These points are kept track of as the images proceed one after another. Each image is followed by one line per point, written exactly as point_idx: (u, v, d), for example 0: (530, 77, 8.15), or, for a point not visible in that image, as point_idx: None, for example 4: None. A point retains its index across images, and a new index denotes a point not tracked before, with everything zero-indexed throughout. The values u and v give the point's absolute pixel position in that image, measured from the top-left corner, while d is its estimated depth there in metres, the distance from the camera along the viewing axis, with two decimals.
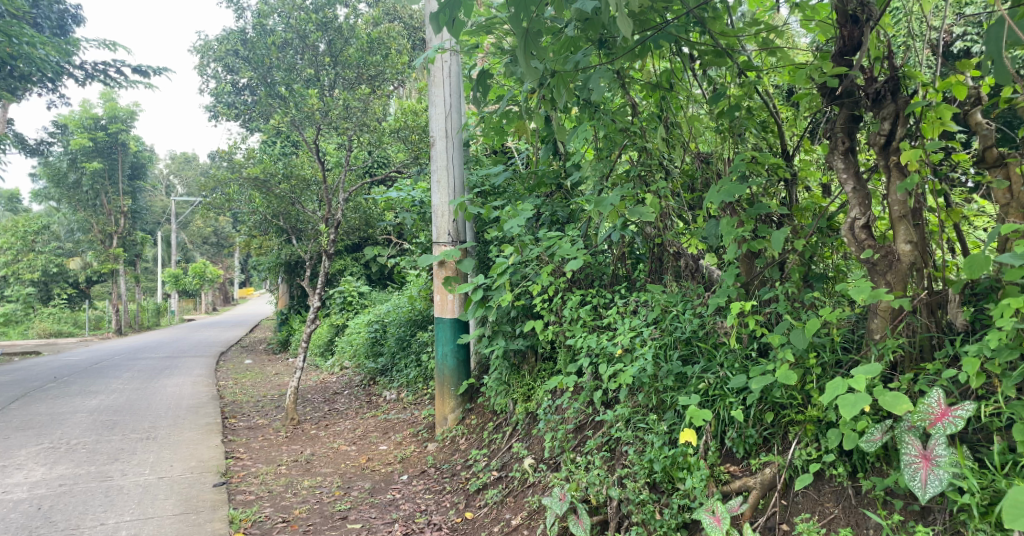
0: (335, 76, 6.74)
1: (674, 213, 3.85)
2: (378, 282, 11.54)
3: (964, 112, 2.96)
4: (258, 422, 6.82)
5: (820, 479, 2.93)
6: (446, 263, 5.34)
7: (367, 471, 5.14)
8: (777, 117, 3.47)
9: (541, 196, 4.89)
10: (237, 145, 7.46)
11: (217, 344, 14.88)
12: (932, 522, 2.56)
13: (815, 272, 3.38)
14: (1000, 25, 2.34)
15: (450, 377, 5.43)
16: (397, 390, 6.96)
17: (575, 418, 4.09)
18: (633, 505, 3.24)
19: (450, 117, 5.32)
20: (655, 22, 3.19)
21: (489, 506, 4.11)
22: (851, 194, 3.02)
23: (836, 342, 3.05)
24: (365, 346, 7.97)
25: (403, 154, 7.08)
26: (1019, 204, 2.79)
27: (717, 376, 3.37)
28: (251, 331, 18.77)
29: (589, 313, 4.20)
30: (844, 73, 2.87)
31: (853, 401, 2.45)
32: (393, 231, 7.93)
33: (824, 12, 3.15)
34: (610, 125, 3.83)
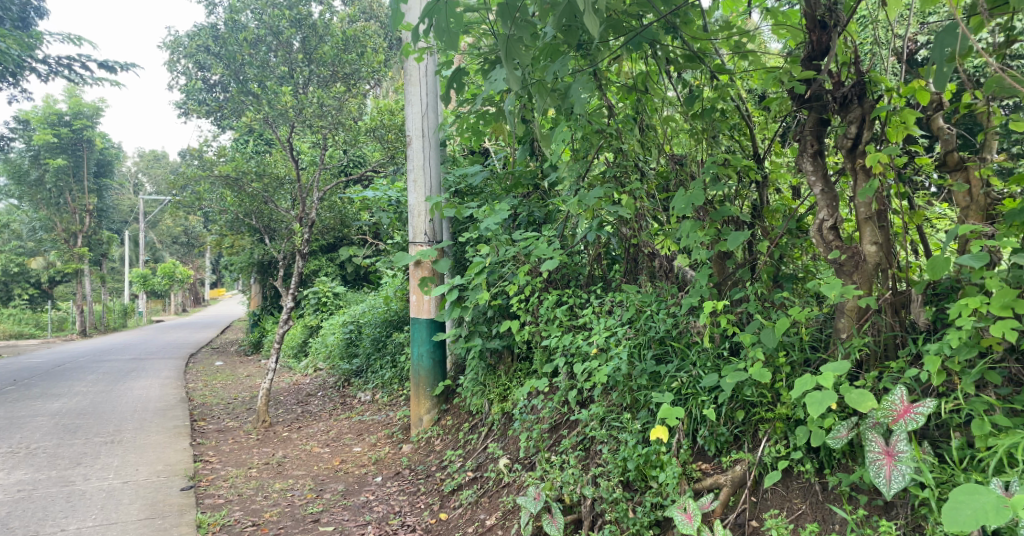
0: (309, 73, 6.68)
1: (649, 214, 3.90)
2: (353, 282, 11.43)
3: (927, 117, 3.10)
4: (228, 425, 6.70)
5: (788, 475, 3.01)
6: (421, 263, 5.31)
7: (340, 473, 5.10)
8: (749, 120, 3.54)
9: (518, 196, 4.90)
10: (208, 142, 7.34)
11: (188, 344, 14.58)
12: (895, 517, 2.64)
13: (784, 273, 3.47)
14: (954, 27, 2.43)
15: (426, 377, 5.41)
16: (372, 391, 6.90)
17: (551, 418, 4.11)
18: (606, 503, 3.29)
19: (426, 116, 5.31)
20: (631, 26, 3.25)
21: (463, 507, 4.12)
22: (819, 196, 3.11)
23: (804, 342, 3.13)
24: (339, 347, 7.89)
25: (378, 153, 7.07)
26: (978, 206, 2.96)
27: (690, 375, 3.43)
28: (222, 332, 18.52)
29: (564, 313, 4.24)
30: (812, 78, 2.98)
31: (819, 399, 2.54)
32: (368, 230, 7.87)
33: (794, 18, 3.23)
34: (587, 126, 3.83)
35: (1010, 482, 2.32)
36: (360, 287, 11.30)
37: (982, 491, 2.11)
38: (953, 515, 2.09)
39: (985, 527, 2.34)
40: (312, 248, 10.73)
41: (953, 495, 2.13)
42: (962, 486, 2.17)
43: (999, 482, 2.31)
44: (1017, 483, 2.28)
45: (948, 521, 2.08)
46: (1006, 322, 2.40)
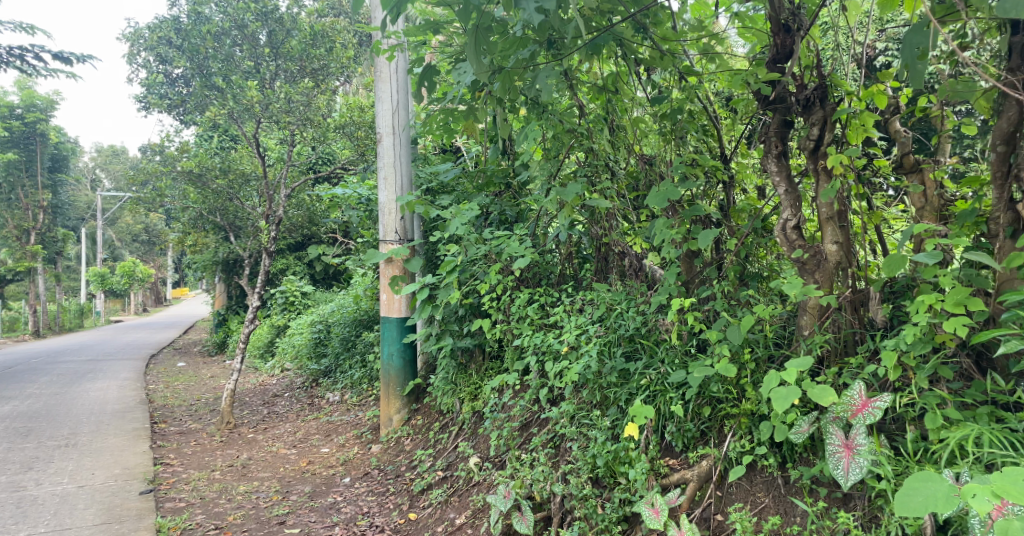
0: (276, 69, 6.54)
1: (620, 214, 3.95)
2: (322, 282, 11.25)
3: (885, 120, 3.24)
4: (191, 427, 6.55)
5: (752, 469, 3.08)
6: (392, 262, 5.27)
7: (307, 475, 5.03)
8: (716, 121, 3.60)
9: (490, 195, 4.90)
10: (170, 138, 7.15)
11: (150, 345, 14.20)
12: (853, 508, 2.72)
13: (750, 272, 3.54)
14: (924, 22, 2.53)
15: (396, 377, 5.36)
16: (341, 392, 6.82)
17: (522, 416, 4.12)
18: (576, 500, 3.32)
19: (397, 113, 5.27)
20: (602, 24, 3.27)
21: (433, 506, 4.10)
22: (783, 196, 3.19)
23: (768, 338, 3.21)
24: (307, 347, 7.75)
25: (348, 151, 6.99)
26: (932, 207, 3.08)
27: (659, 371, 3.49)
28: (186, 332, 18.08)
29: (536, 311, 4.25)
30: (777, 79, 3.04)
31: (783, 394, 2.62)
32: (338, 229, 7.76)
33: (759, 22, 3.32)
34: (559, 125, 3.86)
35: (960, 473, 2.41)
36: (329, 287, 11.14)
37: (934, 478, 2.18)
38: (905, 500, 2.16)
39: (936, 516, 2.42)
40: (279, 246, 10.54)
41: (906, 483, 2.20)
42: (916, 475, 2.24)
43: (950, 472, 2.40)
44: (967, 474, 2.37)
45: (900, 507, 2.15)
46: (959, 319, 2.50)
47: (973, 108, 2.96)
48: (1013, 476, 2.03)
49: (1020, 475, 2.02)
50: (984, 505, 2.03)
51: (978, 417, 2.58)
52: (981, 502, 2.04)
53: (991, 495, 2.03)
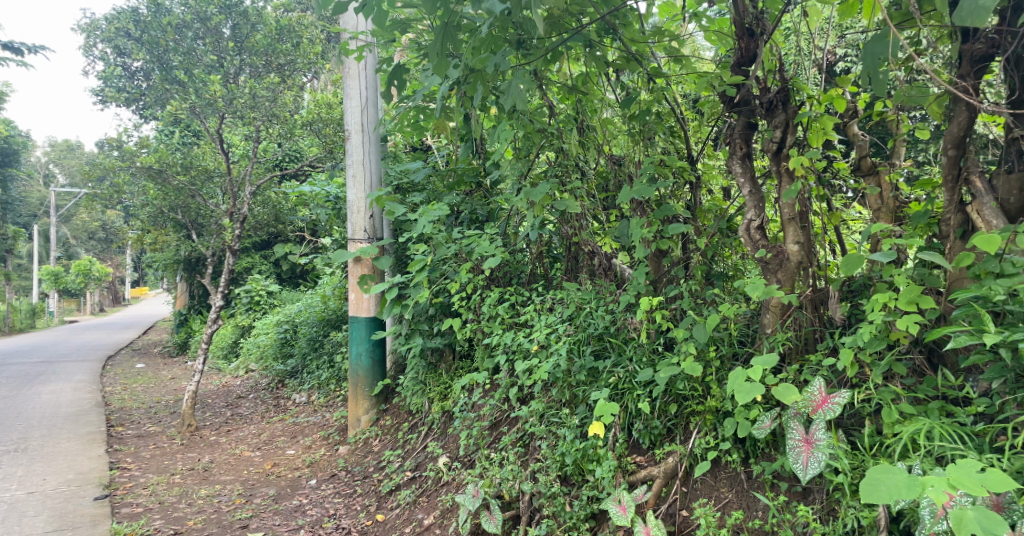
0: (241, 63, 6.41)
1: (589, 213, 3.98)
2: (289, 281, 11.05)
3: (843, 123, 3.36)
4: (150, 430, 6.37)
5: (716, 465, 3.14)
6: (361, 260, 5.21)
7: (272, 477, 4.94)
8: (683, 122, 3.66)
9: (461, 194, 4.88)
10: (128, 132, 6.95)
11: (108, 345, 13.78)
12: (813, 501, 2.80)
13: (715, 271, 3.61)
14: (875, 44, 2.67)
15: (365, 377, 5.30)
16: (308, 393, 6.71)
17: (491, 415, 4.13)
18: (544, 498, 3.34)
19: (366, 111, 5.20)
20: (570, 26, 3.29)
21: (401, 507, 4.08)
22: (747, 197, 3.26)
23: (733, 336, 3.28)
24: (272, 347, 7.61)
25: (315, 148, 6.89)
26: (888, 209, 3.20)
27: (627, 369, 3.53)
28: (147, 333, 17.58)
29: (506, 311, 4.26)
30: (741, 82, 3.12)
31: (749, 389, 2.69)
32: (306, 226, 7.63)
33: (724, 26, 3.39)
34: (529, 125, 3.88)
35: (912, 465, 2.49)
36: (295, 286, 10.96)
37: (896, 470, 2.25)
38: (869, 490, 2.21)
39: (890, 508, 2.50)
40: (244, 245, 10.32)
41: (870, 473, 2.26)
42: (879, 467, 2.30)
43: (903, 464, 2.48)
44: (919, 466, 2.46)
45: (865, 496, 2.20)
46: (913, 317, 2.59)
47: (925, 112, 3.06)
48: (967, 468, 2.16)
49: (972, 466, 2.15)
50: (941, 494, 2.14)
51: (929, 412, 2.67)
52: (938, 492, 2.16)
53: (948, 485, 2.15)
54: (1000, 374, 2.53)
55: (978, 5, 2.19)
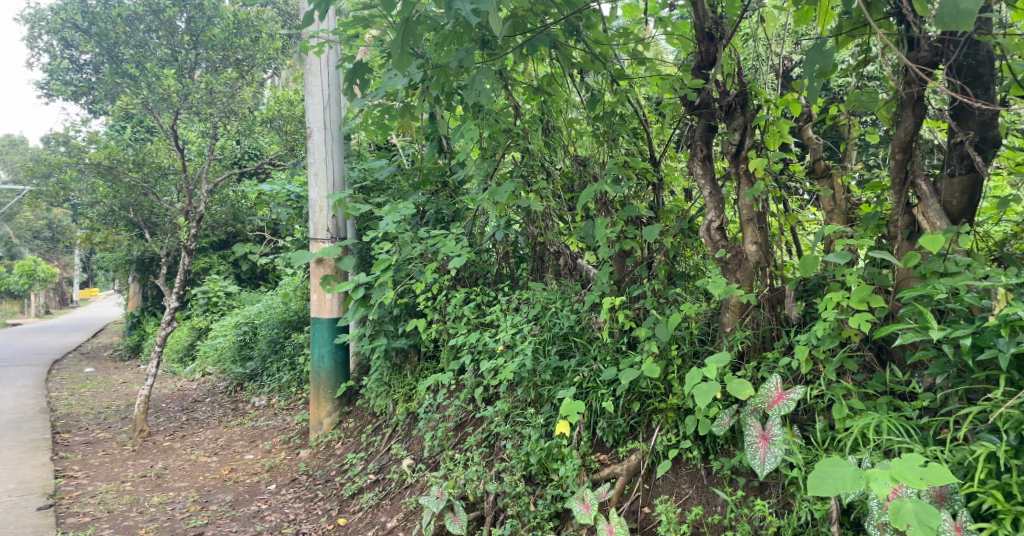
0: (196, 58, 6.22)
1: (555, 214, 4.01)
2: (248, 282, 10.79)
3: (799, 127, 3.46)
4: (99, 436, 6.13)
5: (678, 462, 3.20)
6: (323, 261, 5.11)
7: (228, 483, 4.81)
8: (646, 124, 3.72)
9: (426, 193, 4.85)
10: (76, 127, 6.68)
11: (55, 349, 13.23)
12: (769, 496, 2.88)
13: (677, 271, 3.66)
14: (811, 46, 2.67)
15: (327, 379, 5.20)
16: (268, 396, 6.56)
17: (456, 416, 4.11)
18: (509, 498, 3.34)
19: (328, 108, 5.11)
20: (536, 26, 3.30)
21: (364, 511, 4.03)
22: (708, 198, 3.33)
23: (694, 335, 3.34)
24: (231, 350, 7.41)
25: (276, 145, 7.01)
26: (840, 210, 3.31)
27: (591, 368, 3.56)
28: (97, 336, 16.93)
29: (472, 311, 4.25)
30: (701, 85, 3.17)
31: (705, 390, 2.75)
32: (266, 226, 7.46)
33: (685, 30, 3.45)
34: (495, 125, 3.86)
35: (862, 459, 2.58)
36: (255, 287, 10.72)
37: (844, 463, 2.29)
38: (818, 483, 2.25)
39: (841, 501, 2.58)
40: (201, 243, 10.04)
41: (818, 467, 2.30)
42: (827, 460, 2.34)
43: (854, 458, 2.57)
44: (868, 460, 2.55)
45: (813, 489, 2.25)
46: (863, 315, 2.69)
47: (875, 118, 3.18)
48: (910, 462, 2.22)
49: (916, 460, 2.20)
50: (883, 488, 2.20)
51: (878, 406, 2.77)
52: (881, 485, 2.21)
53: (890, 479, 2.20)
54: (943, 370, 2.63)
55: (958, 9, 2.17)
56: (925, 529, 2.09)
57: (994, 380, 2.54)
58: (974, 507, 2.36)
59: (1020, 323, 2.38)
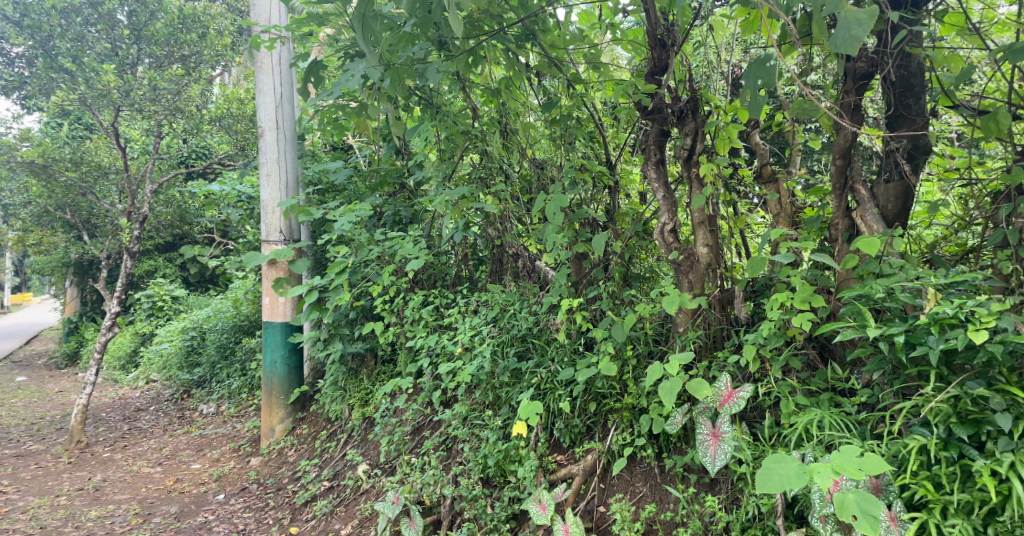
0: (139, 53, 5.96)
1: (513, 216, 4.03)
2: (197, 285, 10.45)
3: (747, 133, 3.57)
4: (32, 448, 5.80)
5: (632, 461, 3.25)
6: (276, 263, 4.99)
7: (173, 494, 4.63)
8: (602, 128, 3.78)
9: (383, 195, 4.79)
10: (6, 123, 6.32)
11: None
12: (719, 491, 2.95)
13: (633, 273, 3.72)
14: (749, 65, 2.81)
15: (280, 384, 5.07)
16: (216, 403, 6.35)
17: (413, 420, 4.06)
18: (466, 501, 3.33)
19: (281, 107, 4.99)
20: (493, 29, 3.32)
21: (317, 518, 3.94)
22: (661, 201, 3.41)
23: (649, 335, 3.41)
24: (177, 356, 7.14)
25: (225, 144, 6.81)
26: (786, 214, 3.42)
27: (549, 370, 3.59)
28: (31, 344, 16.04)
29: (430, 313, 4.22)
30: (654, 90, 3.24)
31: (670, 388, 2.80)
32: (215, 228, 7.23)
33: (638, 35, 3.48)
34: (452, 126, 3.92)
35: (805, 454, 2.69)
36: (204, 291, 10.38)
37: (789, 458, 2.39)
38: (766, 479, 2.33)
39: (786, 494, 2.68)
40: (145, 245, 9.65)
41: (765, 463, 2.40)
42: (773, 455, 2.44)
43: (798, 453, 2.67)
44: (811, 454, 2.65)
45: (761, 485, 2.32)
46: (806, 314, 2.79)
47: (819, 125, 3.29)
48: (848, 454, 2.32)
49: (854, 452, 2.31)
50: (826, 480, 2.29)
51: (821, 402, 2.88)
52: (824, 478, 2.30)
53: (832, 471, 2.30)
54: (879, 366, 2.74)
55: (850, 33, 2.20)
56: (869, 519, 2.20)
57: (926, 375, 2.68)
58: (907, 498, 2.48)
59: (948, 321, 2.52)
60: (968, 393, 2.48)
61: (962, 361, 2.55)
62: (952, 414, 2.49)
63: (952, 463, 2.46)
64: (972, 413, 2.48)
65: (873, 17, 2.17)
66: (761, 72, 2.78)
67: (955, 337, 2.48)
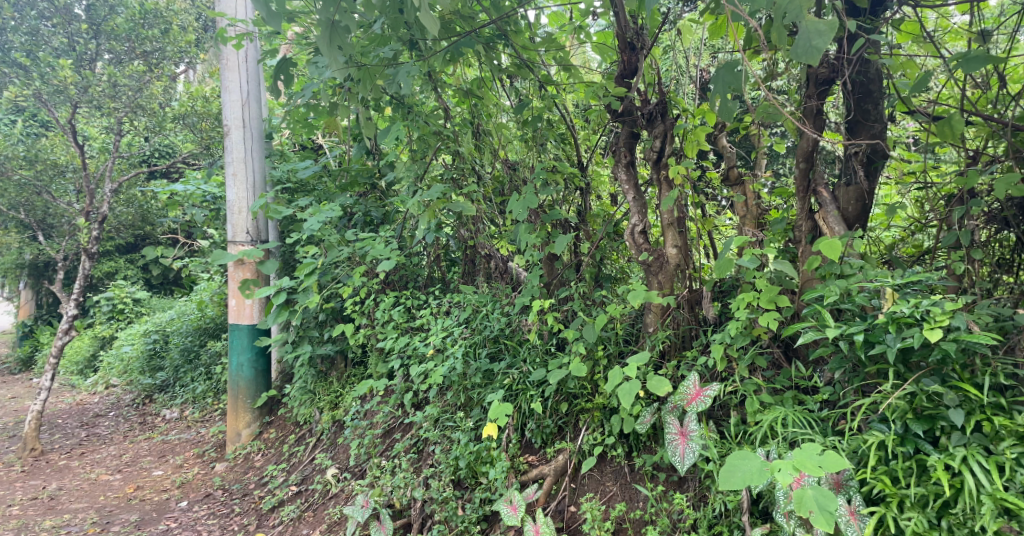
0: (98, 48, 5.81)
1: (486, 217, 4.02)
2: (160, 288, 10.18)
3: (715, 136, 3.63)
4: None
5: (603, 460, 3.27)
6: (243, 264, 4.88)
7: (133, 502, 4.49)
8: (574, 130, 3.80)
9: (354, 195, 4.73)
10: None
11: None
12: (687, 489, 2.99)
13: (604, 274, 3.75)
14: (715, 72, 2.88)
15: (247, 388, 4.96)
16: (180, 407, 6.19)
17: (384, 423, 4.02)
18: (436, 503, 3.31)
19: (247, 105, 4.88)
20: (465, 30, 3.31)
21: (284, 524, 3.86)
22: (631, 203, 3.44)
23: (619, 336, 3.43)
24: (139, 360, 6.94)
25: (190, 143, 6.63)
26: (752, 215, 3.49)
27: (521, 371, 3.59)
28: None
29: (401, 314, 4.18)
30: (625, 93, 3.28)
31: (628, 389, 2.83)
32: (179, 229, 7.06)
33: (609, 39, 3.50)
34: (423, 127, 3.87)
35: (769, 451, 2.74)
36: (168, 293, 10.13)
37: (752, 455, 2.41)
38: (727, 477, 2.38)
39: (751, 491, 2.72)
40: (105, 246, 9.37)
41: (729, 460, 2.43)
42: (737, 453, 2.47)
43: (762, 450, 2.72)
44: (775, 451, 2.70)
45: (722, 484, 2.37)
46: (771, 314, 2.85)
47: (783, 129, 3.34)
48: (808, 450, 2.36)
49: (814, 449, 2.34)
50: (788, 477, 2.32)
51: (785, 400, 2.93)
52: (785, 475, 2.33)
53: (793, 468, 2.33)
54: (840, 364, 2.81)
55: (811, 44, 2.21)
56: (825, 515, 2.24)
57: (884, 372, 2.75)
58: (866, 492, 2.54)
59: (904, 320, 2.60)
60: (924, 390, 2.56)
61: (918, 359, 2.63)
62: (909, 410, 2.57)
63: (908, 457, 2.53)
64: (927, 409, 2.56)
65: (833, 28, 2.19)
66: (728, 77, 2.84)
67: (911, 336, 2.56)
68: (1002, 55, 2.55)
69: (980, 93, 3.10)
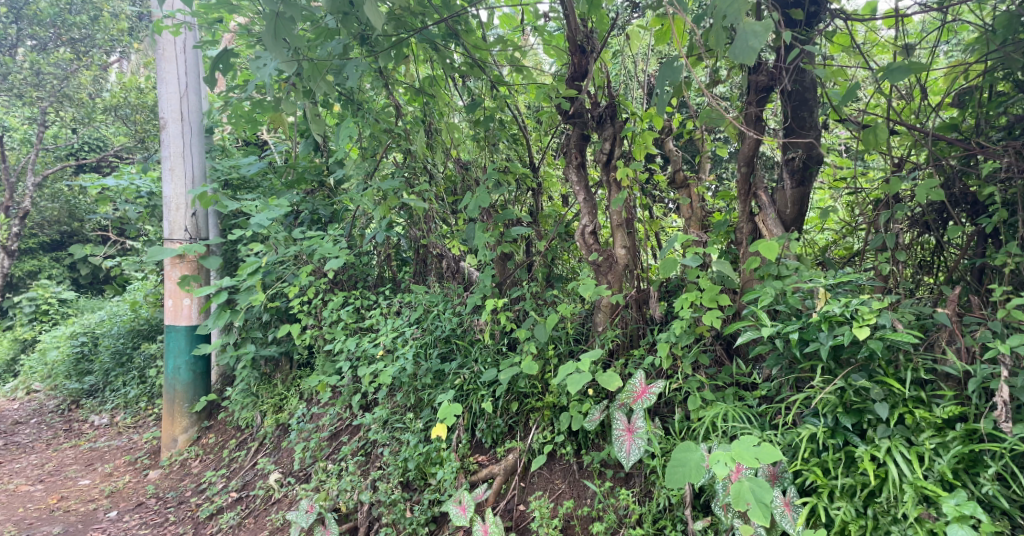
0: (21, 34, 6.25)
1: (438, 217, 3.99)
2: (88, 287, 9.66)
3: (662, 140, 3.70)
4: None
5: (552, 459, 3.29)
6: (182, 262, 4.68)
7: (57, 513, 4.23)
8: (525, 130, 3.81)
9: (301, 192, 4.61)
10: None
11: None
12: (633, 485, 3.04)
13: (555, 273, 3.76)
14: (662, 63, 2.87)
15: (184, 392, 4.75)
16: (110, 413, 5.87)
17: (331, 425, 3.92)
18: (384, 506, 3.25)
19: (186, 98, 4.67)
20: (416, 27, 3.26)
21: (222, 532, 3.72)
22: (582, 204, 3.51)
23: (570, 335, 3.46)
24: (63, 364, 6.55)
25: (123, 135, 6.36)
26: (697, 218, 3.58)
27: (472, 370, 3.57)
28: None
29: (350, 315, 4.10)
30: (575, 95, 3.30)
31: (578, 379, 2.86)
32: (110, 226, 6.74)
33: (560, 41, 3.51)
34: (375, 124, 3.80)
35: (710, 445, 2.82)
36: (98, 293, 9.62)
37: (695, 450, 2.52)
38: (671, 474, 2.48)
39: (693, 485, 2.79)
40: (27, 243, 8.84)
41: (675, 454, 2.52)
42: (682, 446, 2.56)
43: (703, 445, 2.79)
44: (716, 445, 2.78)
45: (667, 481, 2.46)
46: (714, 312, 2.93)
47: (726, 135, 3.45)
48: (745, 443, 2.45)
49: (751, 440, 2.44)
50: (724, 469, 2.41)
51: (726, 396, 3.02)
52: (722, 467, 2.42)
53: (730, 460, 2.42)
54: (777, 362, 2.92)
55: (748, 45, 2.27)
56: (761, 505, 2.33)
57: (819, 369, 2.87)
58: (799, 484, 2.65)
59: (836, 318, 2.71)
60: (852, 385, 2.69)
61: (848, 355, 2.75)
62: (839, 404, 2.69)
63: (838, 449, 2.65)
64: (855, 404, 2.69)
65: (768, 29, 2.25)
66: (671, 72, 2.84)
67: (842, 334, 2.67)
68: (923, 66, 2.66)
69: (905, 103, 3.26)
